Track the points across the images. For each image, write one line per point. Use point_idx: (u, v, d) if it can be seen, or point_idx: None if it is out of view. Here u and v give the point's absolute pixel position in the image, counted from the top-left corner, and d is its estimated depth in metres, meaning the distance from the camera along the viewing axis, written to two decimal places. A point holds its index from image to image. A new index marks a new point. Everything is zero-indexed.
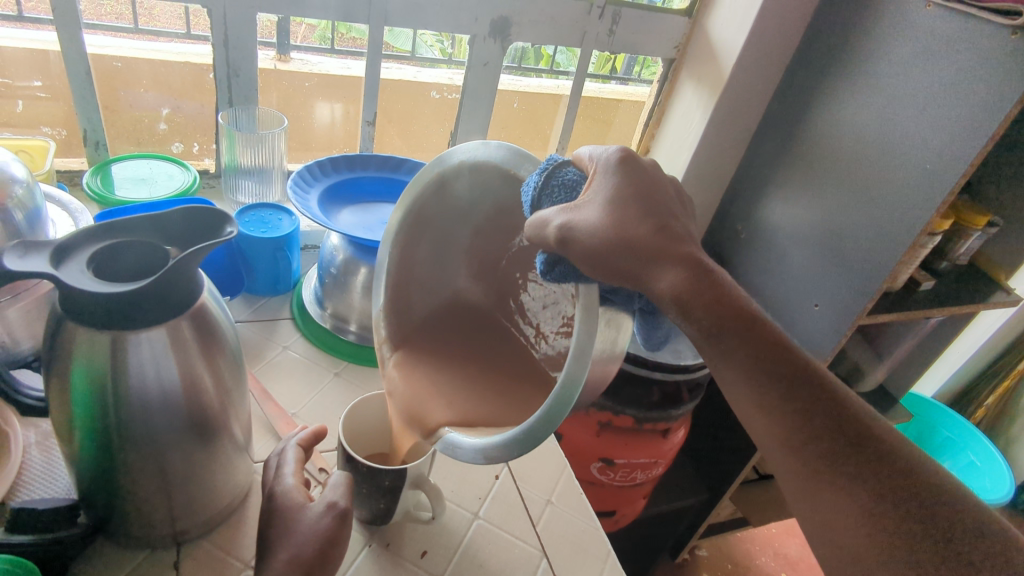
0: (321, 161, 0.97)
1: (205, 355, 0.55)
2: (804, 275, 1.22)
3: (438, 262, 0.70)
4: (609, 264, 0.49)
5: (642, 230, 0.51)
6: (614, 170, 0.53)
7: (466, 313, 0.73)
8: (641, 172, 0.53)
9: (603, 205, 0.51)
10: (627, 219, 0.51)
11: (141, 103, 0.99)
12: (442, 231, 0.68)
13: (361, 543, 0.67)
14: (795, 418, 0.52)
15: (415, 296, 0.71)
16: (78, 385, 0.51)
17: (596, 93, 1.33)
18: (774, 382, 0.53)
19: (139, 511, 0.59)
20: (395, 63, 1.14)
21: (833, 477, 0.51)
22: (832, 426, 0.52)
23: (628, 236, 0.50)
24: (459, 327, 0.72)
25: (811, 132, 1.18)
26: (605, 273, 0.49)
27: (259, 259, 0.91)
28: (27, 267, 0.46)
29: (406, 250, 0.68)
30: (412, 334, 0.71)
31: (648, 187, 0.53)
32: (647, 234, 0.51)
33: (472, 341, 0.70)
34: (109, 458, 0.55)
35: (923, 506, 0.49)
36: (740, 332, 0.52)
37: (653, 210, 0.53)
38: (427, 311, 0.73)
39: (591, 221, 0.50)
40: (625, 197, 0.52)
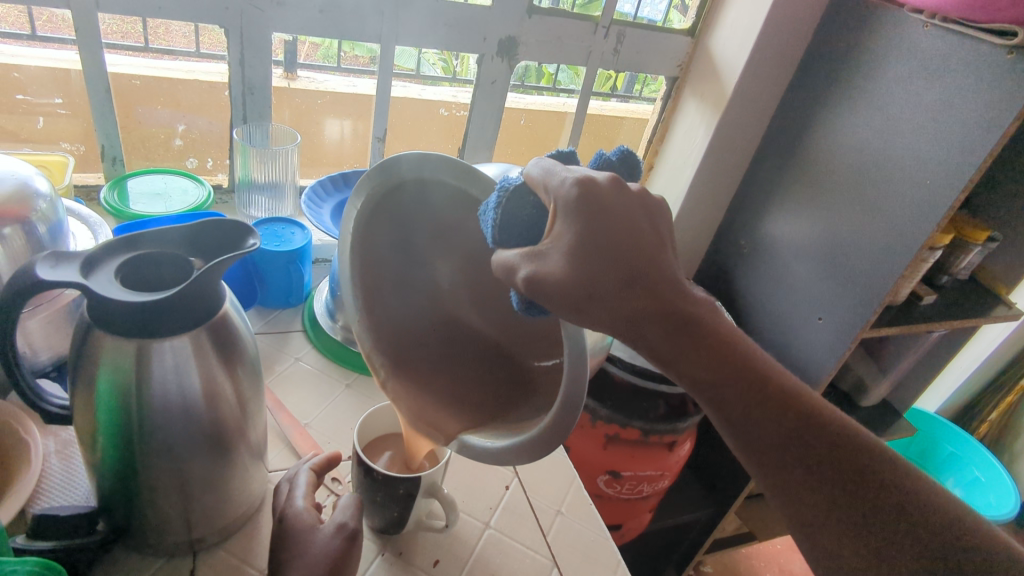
0: (334, 176, 0.98)
1: (225, 363, 0.57)
2: (806, 289, 1.23)
3: (410, 252, 0.66)
4: (583, 315, 0.47)
5: (613, 270, 0.47)
6: (574, 205, 0.46)
7: (449, 315, 0.68)
8: (609, 200, 0.47)
9: (568, 249, 0.47)
10: (598, 265, 0.47)
11: (157, 120, 1.01)
12: (401, 231, 0.65)
13: (374, 552, 0.68)
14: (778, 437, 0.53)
15: (388, 292, 0.66)
16: (103, 393, 0.52)
17: (600, 110, 1.35)
18: (747, 403, 0.53)
19: (158, 518, 0.60)
20: (402, 81, 1.16)
21: (819, 489, 0.53)
22: (813, 444, 0.53)
23: (598, 283, 0.47)
24: (437, 325, 0.68)
25: (812, 148, 1.20)
26: (578, 319, 0.47)
27: (272, 273, 0.93)
28: (58, 277, 0.47)
29: (372, 244, 0.64)
30: (389, 335, 0.65)
31: (619, 219, 0.47)
32: (619, 276, 0.48)
33: (456, 345, 0.68)
34: (131, 465, 0.56)
35: (904, 517, 0.52)
36: (713, 359, 0.52)
37: (624, 243, 0.48)
38: (402, 307, 0.67)
39: (558, 270, 0.46)
40: (590, 236, 0.47)
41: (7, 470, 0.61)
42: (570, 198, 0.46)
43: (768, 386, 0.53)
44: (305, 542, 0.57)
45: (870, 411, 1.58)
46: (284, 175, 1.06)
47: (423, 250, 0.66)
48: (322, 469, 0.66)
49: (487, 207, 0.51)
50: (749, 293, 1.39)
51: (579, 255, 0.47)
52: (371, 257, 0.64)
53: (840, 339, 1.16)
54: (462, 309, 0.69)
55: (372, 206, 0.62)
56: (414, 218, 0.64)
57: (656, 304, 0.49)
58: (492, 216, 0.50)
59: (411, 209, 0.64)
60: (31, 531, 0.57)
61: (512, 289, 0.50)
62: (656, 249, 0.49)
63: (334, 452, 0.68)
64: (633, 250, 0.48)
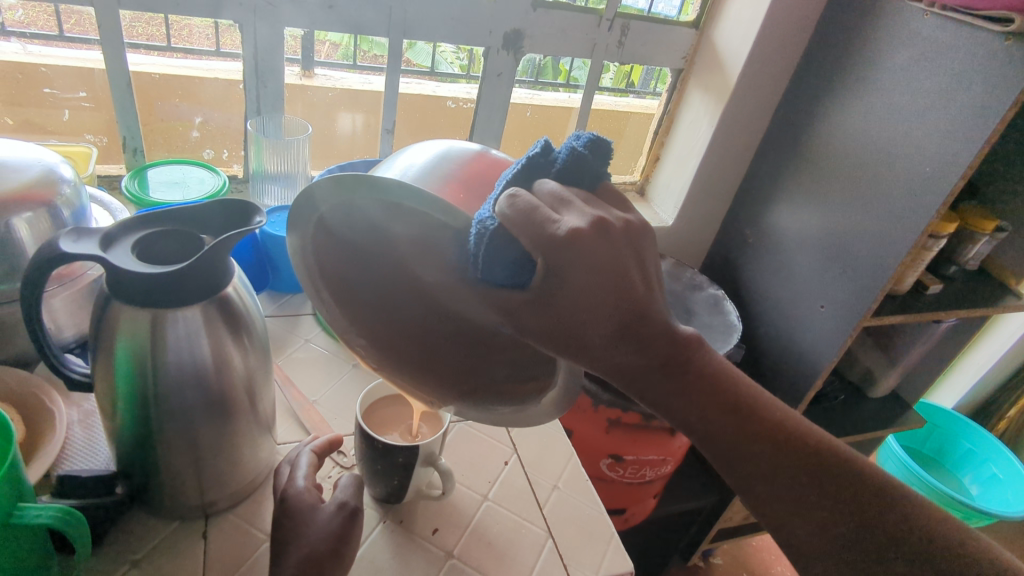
0: (342, 166, 1.02)
1: (233, 335, 0.60)
2: (810, 278, 1.24)
3: (377, 238, 0.54)
4: (571, 353, 0.51)
5: (598, 314, 0.49)
6: (559, 258, 0.47)
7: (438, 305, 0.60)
8: (594, 248, 0.47)
9: (552, 296, 0.49)
10: (586, 310, 0.49)
11: (175, 114, 1.05)
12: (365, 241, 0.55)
13: (376, 519, 0.71)
14: (767, 462, 0.55)
15: (357, 279, 0.58)
16: (120, 360, 0.56)
17: (615, 106, 1.38)
18: (734, 432, 0.55)
19: (172, 481, 0.63)
20: (415, 78, 1.21)
21: (799, 501, 0.56)
22: (800, 466, 0.56)
23: (587, 325, 0.50)
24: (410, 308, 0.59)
25: (816, 138, 1.21)
26: (565, 352, 0.52)
27: (282, 261, 0.96)
28: (80, 249, 0.51)
29: (334, 233, 0.54)
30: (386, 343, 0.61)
31: (607, 265, 0.48)
32: (608, 319, 0.50)
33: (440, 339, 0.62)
34: (147, 429, 0.60)
35: (877, 525, 0.56)
36: (700, 393, 0.54)
37: (609, 288, 0.48)
38: (375, 292, 0.58)
39: (546, 313, 0.50)
40: (574, 283, 0.48)
41: (35, 435, 0.65)
42: (555, 250, 0.46)
43: (753, 414, 0.55)
44: (313, 508, 0.61)
45: (880, 403, 1.57)
46: (296, 167, 1.09)
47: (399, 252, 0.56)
48: (323, 451, 0.68)
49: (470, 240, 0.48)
50: (754, 283, 1.40)
51: (566, 302, 0.49)
52: (335, 246, 0.55)
53: (842, 328, 1.17)
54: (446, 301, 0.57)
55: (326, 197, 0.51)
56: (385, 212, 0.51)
57: (645, 345, 0.51)
58: (476, 259, 0.48)
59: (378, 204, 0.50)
60: (55, 491, 0.61)
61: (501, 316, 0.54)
62: (646, 289, 0.50)
63: (336, 436, 0.70)
64: (624, 292, 0.49)
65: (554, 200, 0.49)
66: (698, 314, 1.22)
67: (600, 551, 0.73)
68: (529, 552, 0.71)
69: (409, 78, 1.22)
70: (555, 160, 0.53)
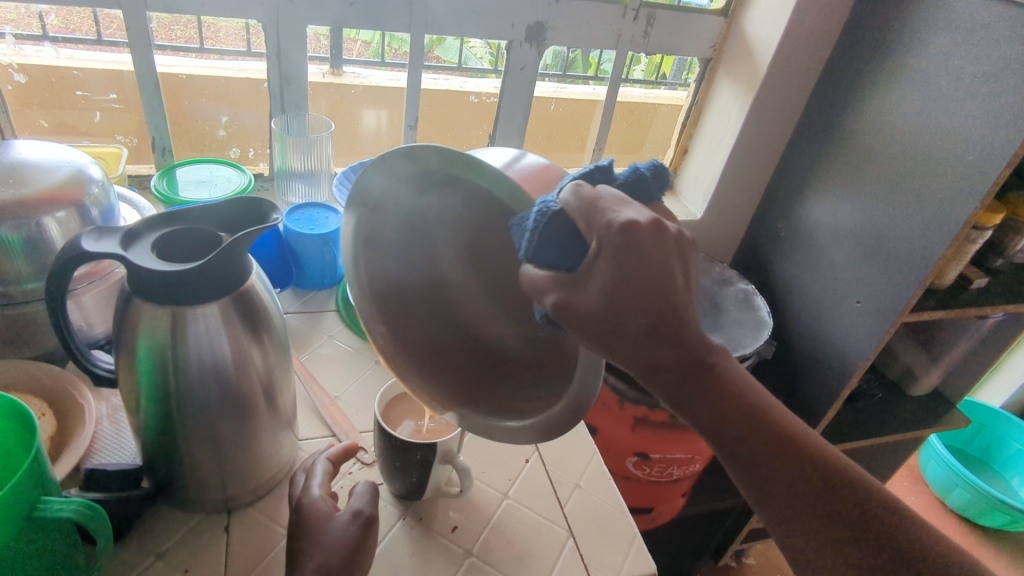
0: (365, 163, 1.00)
1: (252, 332, 0.60)
2: (845, 272, 1.20)
3: (421, 204, 0.58)
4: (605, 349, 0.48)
5: (637, 311, 0.47)
6: (615, 246, 0.45)
7: (458, 298, 0.64)
8: (647, 245, 0.45)
9: (600, 287, 0.46)
10: (626, 305, 0.46)
11: (202, 113, 1.07)
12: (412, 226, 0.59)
13: (396, 516, 0.71)
14: (786, 484, 0.53)
15: (388, 253, 0.60)
16: (142, 358, 0.57)
17: (643, 98, 1.37)
18: (757, 446, 0.53)
19: (194, 476, 0.64)
20: (444, 73, 1.22)
21: (816, 522, 0.54)
22: (818, 496, 0.53)
23: (623, 319, 0.47)
24: (434, 278, 0.63)
25: (852, 127, 1.16)
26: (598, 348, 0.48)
27: (307, 254, 0.97)
28: (101, 248, 0.52)
29: (383, 204, 0.57)
30: (412, 332, 0.62)
31: (658, 265, 0.46)
32: (646, 317, 0.47)
33: (463, 319, 0.65)
34: (169, 424, 0.60)
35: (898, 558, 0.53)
36: (726, 401, 0.52)
37: (652, 286, 0.46)
38: (400, 266, 0.61)
39: (586, 299, 0.47)
40: (625, 277, 0.46)
41: (65, 428, 0.67)
42: (614, 240, 0.45)
43: (774, 427, 0.53)
44: (327, 515, 0.60)
45: (921, 402, 1.52)
46: (321, 165, 1.10)
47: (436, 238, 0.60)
48: (338, 459, 0.67)
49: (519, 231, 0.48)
50: (786, 277, 1.36)
51: (612, 293, 0.46)
52: (378, 219, 0.58)
53: (879, 323, 1.13)
54: (467, 280, 0.63)
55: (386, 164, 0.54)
56: (439, 178, 0.53)
57: (679, 346, 0.48)
58: (529, 240, 0.47)
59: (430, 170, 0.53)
60: (83, 482, 0.63)
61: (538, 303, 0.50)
62: (685, 292, 0.48)
63: (350, 443, 0.69)
64: (664, 294, 0.47)
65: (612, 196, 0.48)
66: (727, 309, 1.19)
67: (623, 551, 0.71)
68: (550, 553, 0.70)
69: (436, 73, 1.22)
70: (614, 178, 0.52)
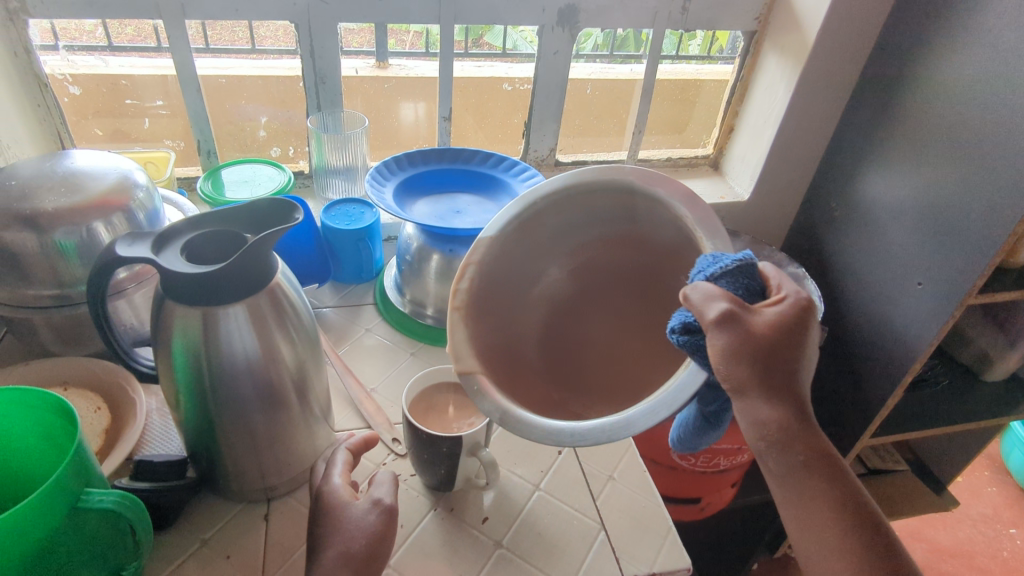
0: (397, 157, 1.00)
1: (280, 329, 0.62)
2: (905, 252, 1.12)
3: (563, 233, 0.69)
4: (737, 356, 0.50)
5: (779, 343, 0.52)
6: (798, 307, 0.54)
7: (524, 314, 0.68)
8: (812, 319, 0.54)
9: (769, 325, 0.52)
10: (777, 334, 0.52)
11: (243, 115, 1.10)
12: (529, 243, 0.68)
13: (427, 507, 0.72)
14: (832, 512, 0.55)
15: (504, 256, 0.67)
16: (177, 356, 0.60)
17: (696, 74, 1.32)
18: (820, 483, 0.55)
19: (233, 467, 0.67)
20: (488, 61, 1.19)
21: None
22: (864, 539, 0.54)
23: (776, 353, 0.52)
24: (527, 298, 0.69)
25: (911, 95, 1.09)
26: (729, 360, 0.50)
27: (343, 248, 1.00)
28: (133, 253, 0.55)
29: (537, 217, 0.67)
30: (489, 302, 0.64)
31: (808, 327, 0.54)
32: (777, 348, 0.52)
33: (520, 333, 0.67)
34: (206, 418, 0.63)
35: None
36: (804, 437, 0.55)
37: (797, 336, 0.53)
38: (507, 271, 0.67)
39: (757, 326, 0.52)
40: (791, 328, 0.53)
41: (116, 422, 0.71)
42: (798, 306, 0.54)
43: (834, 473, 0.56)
44: (348, 503, 0.61)
45: (999, 387, 1.41)
46: (357, 160, 1.12)
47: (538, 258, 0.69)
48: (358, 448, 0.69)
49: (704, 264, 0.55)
50: (842, 259, 1.29)
51: (777, 330, 0.52)
52: (523, 225, 0.67)
53: (942, 306, 1.05)
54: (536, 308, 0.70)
55: (596, 183, 0.65)
56: (617, 211, 0.67)
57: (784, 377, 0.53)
58: (728, 267, 0.54)
59: (622, 198, 0.65)
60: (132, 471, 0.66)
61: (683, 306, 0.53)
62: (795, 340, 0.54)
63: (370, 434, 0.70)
64: (798, 341, 0.54)
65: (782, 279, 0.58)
66: None
67: (656, 545, 0.70)
68: (581, 546, 0.69)
69: (480, 60, 1.19)
70: None
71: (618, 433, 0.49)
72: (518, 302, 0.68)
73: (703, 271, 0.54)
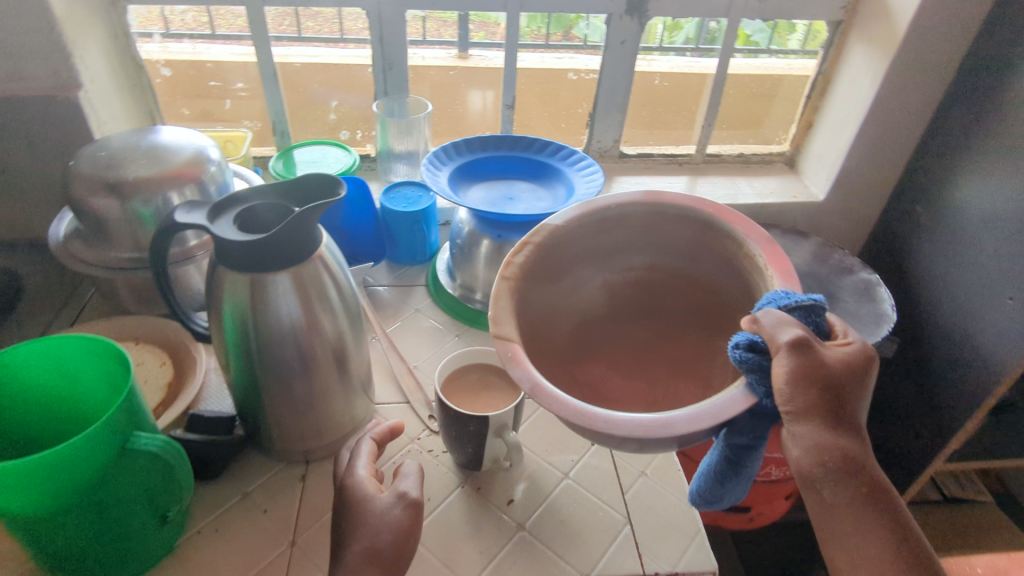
0: (456, 142, 1.02)
1: (321, 299, 0.65)
2: (998, 263, 1.03)
3: (618, 249, 0.71)
4: (805, 376, 0.52)
5: (846, 379, 0.54)
6: (867, 354, 0.56)
7: (556, 314, 0.69)
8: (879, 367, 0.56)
9: (839, 360, 0.54)
10: (845, 371, 0.54)
11: (316, 98, 1.15)
12: (584, 248, 0.69)
13: (456, 483, 0.73)
14: (876, 542, 0.55)
15: (560, 249, 0.67)
16: (227, 319, 0.64)
17: (786, 69, 1.27)
18: (872, 513, 0.55)
19: (275, 427, 0.71)
20: (569, 52, 1.19)
21: None
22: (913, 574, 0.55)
23: (844, 388, 0.54)
24: (565, 301, 0.71)
25: (1013, 91, 0.99)
26: (795, 380, 0.51)
27: (399, 230, 1.03)
28: (190, 220, 0.59)
29: (602, 227, 0.68)
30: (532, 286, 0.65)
31: (874, 372, 0.56)
32: (844, 382, 0.54)
33: (548, 330, 0.68)
34: (252, 380, 0.67)
35: None
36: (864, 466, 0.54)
37: (861, 376, 0.55)
38: (557, 263, 0.68)
39: (828, 358, 0.53)
40: (859, 371, 0.54)
41: (177, 378, 0.77)
42: (866, 354, 0.56)
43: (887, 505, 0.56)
44: (372, 495, 0.62)
45: None
46: (419, 146, 1.15)
47: (580, 266, 0.70)
48: (382, 437, 0.70)
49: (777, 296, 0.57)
50: (926, 268, 1.19)
51: (849, 368, 0.54)
52: (581, 227, 0.68)
53: None
54: (567, 313, 0.71)
55: (678, 212, 0.67)
56: (682, 244, 0.69)
57: (848, 410, 0.54)
58: (804, 302, 0.56)
59: (694, 233, 0.68)
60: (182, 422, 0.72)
61: (751, 323, 0.56)
62: (864, 383, 0.55)
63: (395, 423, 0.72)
64: (863, 382, 0.55)
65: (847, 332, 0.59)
66: (843, 300, 1.08)
67: (682, 545, 0.68)
68: (604, 538, 0.69)
69: (561, 52, 1.19)
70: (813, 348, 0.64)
71: (655, 432, 0.50)
72: (555, 302, 0.69)
73: (775, 300, 0.56)
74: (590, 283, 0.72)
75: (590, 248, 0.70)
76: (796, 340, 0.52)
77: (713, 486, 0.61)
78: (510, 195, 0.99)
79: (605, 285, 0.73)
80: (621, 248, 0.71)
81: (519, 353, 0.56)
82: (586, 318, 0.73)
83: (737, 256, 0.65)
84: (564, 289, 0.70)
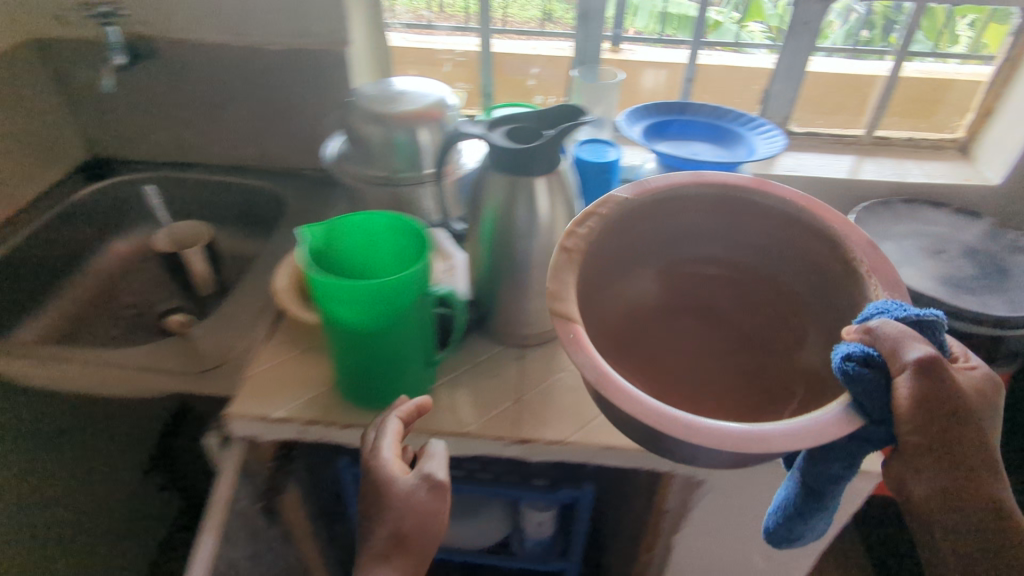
0: (643, 107, 1.15)
1: (559, 207, 0.80)
2: None
3: (715, 235, 0.87)
4: (911, 400, 0.56)
5: (957, 399, 0.57)
6: (979, 391, 0.60)
7: (620, 293, 0.87)
8: (989, 392, 0.60)
9: (952, 388, 0.57)
10: (957, 398, 0.57)
11: (519, 66, 1.32)
12: (687, 220, 0.85)
13: (643, 379, 0.86)
14: (961, 523, 0.59)
15: (638, 224, 0.83)
16: (486, 215, 0.80)
17: (935, 68, 1.32)
18: (962, 497, 0.58)
19: (503, 313, 0.87)
20: (715, 49, 1.32)
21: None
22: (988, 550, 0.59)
23: (947, 414, 0.57)
24: (617, 282, 0.86)
25: None
26: (914, 398, 0.56)
27: (590, 179, 1.17)
28: (471, 128, 0.76)
29: (673, 211, 0.84)
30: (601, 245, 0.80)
31: (992, 397, 0.60)
32: (950, 400, 0.57)
33: (602, 285, 0.83)
34: (495, 268, 0.83)
35: None
36: (958, 459, 0.57)
37: (972, 412, 0.58)
38: (634, 240, 0.84)
39: (944, 382, 0.56)
40: (971, 390, 0.59)
41: None
42: (982, 395, 0.60)
43: (979, 494, 0.58)
44: (395, 479, 0.67)
45: None
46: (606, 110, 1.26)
47: (636, 255, 0.86)
48: (408, 414, 0.73)
49: (888, 307, 0.64)
50: None
51: (966, 389, 0.58)
52: (659, 205, 0.82)
53: None
54: (636, 283, 0.88)
55: (773, 205, 0.81)
56: (758, 240, 0.84)
57: (949, 430, 0.57)
58: (924, 325, 0.61)
59: (774, 229, 0.82)
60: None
61: (853, 341, 0.61)
62: (977, 405, 0.59)
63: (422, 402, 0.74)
64: (974, 416, 0.58)
65: (967, 356, 0.64)
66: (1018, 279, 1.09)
67: None
68: None
69: (713, 49, 1.32)
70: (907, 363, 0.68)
71: (756, 445, 0.57)
72: (620, 271, 0.85)
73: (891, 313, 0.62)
74: (654, 263, 0.88)
75: (703, 214, 0.85)
76: (925, 360, 0.56)
77: (790, 518, 0.69)
78: (692, 154, 1.10)
79: (658, 260, 0.89)
80: (726, 228, 0.85)
81: (579, 330, 0.66)
82: (634, 292, 0.89)
83: (831, 244, 0.76)
84: (619, 283, 0.87)
